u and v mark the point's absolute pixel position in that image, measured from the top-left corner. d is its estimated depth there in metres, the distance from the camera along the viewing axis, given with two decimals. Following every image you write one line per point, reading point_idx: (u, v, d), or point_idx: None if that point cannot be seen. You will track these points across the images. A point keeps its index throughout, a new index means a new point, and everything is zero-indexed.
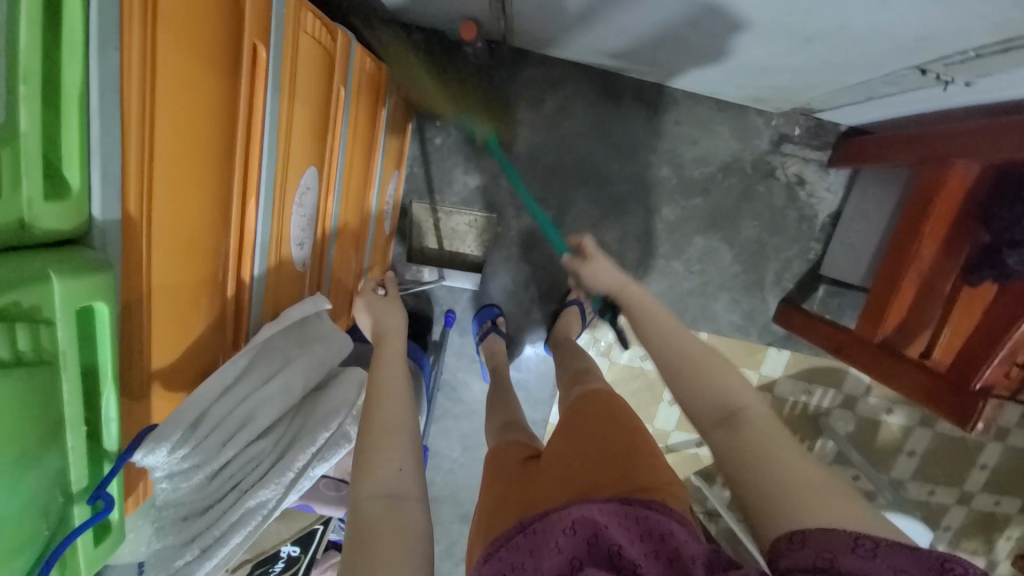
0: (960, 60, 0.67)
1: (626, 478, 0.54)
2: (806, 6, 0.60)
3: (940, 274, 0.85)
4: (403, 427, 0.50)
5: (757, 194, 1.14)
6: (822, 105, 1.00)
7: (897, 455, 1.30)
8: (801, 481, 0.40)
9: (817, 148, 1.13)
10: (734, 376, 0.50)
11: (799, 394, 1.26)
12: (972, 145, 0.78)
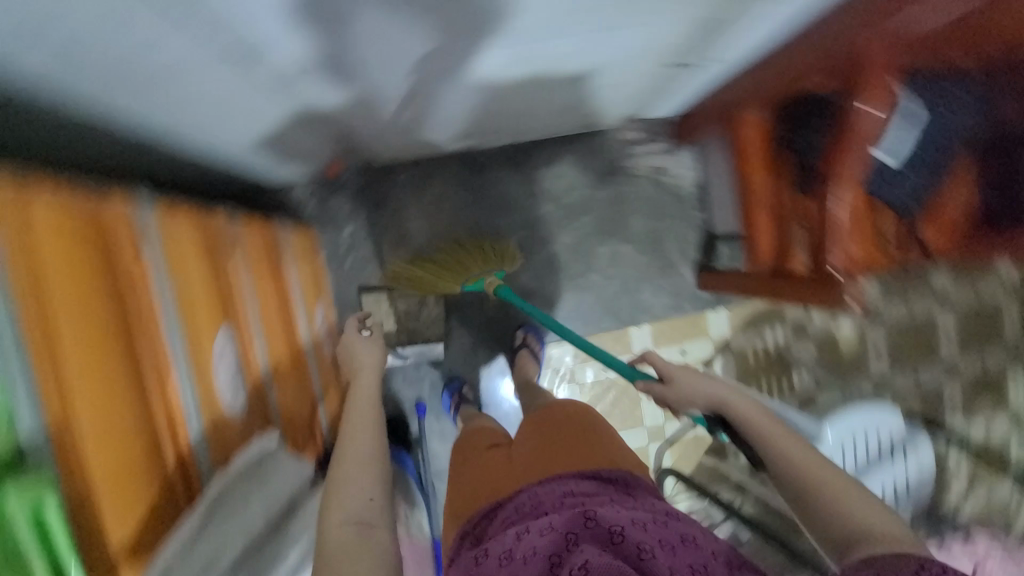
0: (689, 48, 0.84)
1: (601, 456, 0.68)
2: (545, 61, 0.77)
3: (779, 199, 1.00)
4: (372, 463, 0.57)
5: (629, 194, 1.30)
6: (641, 109, 1.19)
7: (869, 358, 1.35)
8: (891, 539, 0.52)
9: (659, 139, 1.30)
10: (869, 507, 0.56)
11: (752, 340, 1.37)
12: (751, 95, 0.95)
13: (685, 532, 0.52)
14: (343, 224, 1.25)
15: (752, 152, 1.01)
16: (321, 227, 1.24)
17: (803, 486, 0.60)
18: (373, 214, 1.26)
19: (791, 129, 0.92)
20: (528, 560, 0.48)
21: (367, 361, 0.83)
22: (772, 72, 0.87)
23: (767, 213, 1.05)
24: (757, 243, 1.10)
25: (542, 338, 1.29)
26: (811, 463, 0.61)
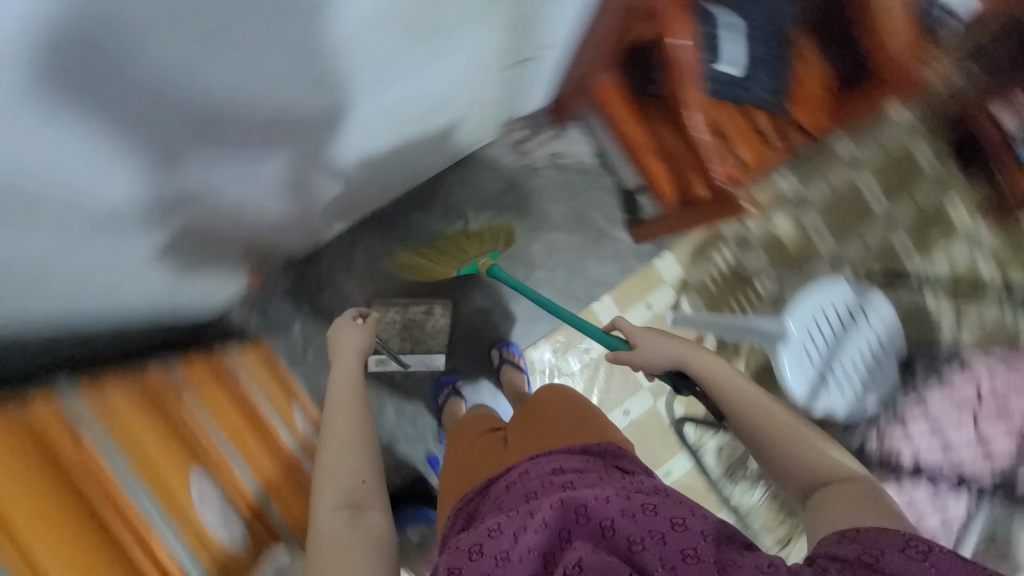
0: (515, 47, 0.90)
1: (587, 434, 0.68)
2: (390, 104, 0.82)
3: (662, 137, 1.07)
4: (355, 446, 0.67)
5: (539, 187, 1.36)
6: (515, 112, 1.24)
7: (816, 240, 1.38)
8: (875, 504, 0.55)
9: (543, 127, 1.34)
10: (829, 454, 0.63)
11: (705, 269, 1.45)
12: (600, 57, 1.01)
13: (677, 515, 0.47)
14: (291, 323, 1.27)
15: (619, 108, 1.11)
16: (272, 335, 1.26)
17: (772, 445, 0.65)
18: (315, 303, 1.28)
19: (644, 76, 1.01)
20: (522, 557, 0.44)
21: (354, 344, 0.85)
22: (620, 30, 0.93)
23: (653, 157, 1.12)
24: (660, 183, 1.16)
25: (516, 348, 1.33)
26: (798, 438, 0.65)
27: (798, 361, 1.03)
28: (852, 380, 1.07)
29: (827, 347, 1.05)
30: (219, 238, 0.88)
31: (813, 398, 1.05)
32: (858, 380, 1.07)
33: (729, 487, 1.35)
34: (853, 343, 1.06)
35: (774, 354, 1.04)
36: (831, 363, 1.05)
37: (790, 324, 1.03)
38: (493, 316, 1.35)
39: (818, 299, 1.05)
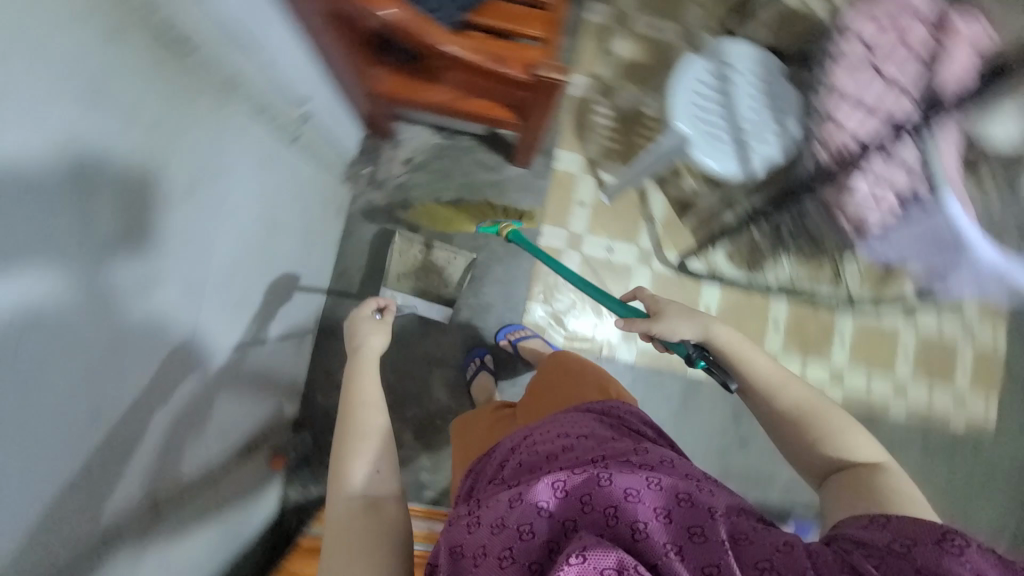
0: (277, 122, 0.88)
1: (593, 388, 0.86)
2: (225, 258, 0.81)
3: (456, 83, 1.02)
4: (373, 433, 0.72)
5: (420, 195, 1.39)
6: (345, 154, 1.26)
7: (655, 41, 1.43)
8: (883, 493, 0.59)
9: (381, 150, 1.37)
10: (862, 438, 0.67)
11: (593, 135, 1.44)
12: (352, 68, 0.96)
13: (683, 491, 0.52)
14: None
15: (400, 80, 1.06)
16: None
17: (797, 424, 0.70)
18: None
19: (394, 52, 0.97)
20: (523, 533, 0.49)
21: (376, 339, 0.90)
22: (343, 44, 0.88)
23: (464, 104, 1.11)
24: (490, 117, 1.15)
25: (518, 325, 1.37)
26: (823, 417, 0.69)
27: (710, 145, 1.01)
28: (764, 126, 1.06)
29: (718, 114, 1.03)
30: (222, 444, 0.94)
31: (753, 166, 1.03)
32: (771, 128, 1.06)
33: (767, 274, 1.44)
34: (738, 100, 1.05)
35: (692, 156, 1.02)
36: (736, 125, 1.03)
37: (683, 127, 1.01)
38: (478, 315, 1.41)
39: (688, 88, 1.03)
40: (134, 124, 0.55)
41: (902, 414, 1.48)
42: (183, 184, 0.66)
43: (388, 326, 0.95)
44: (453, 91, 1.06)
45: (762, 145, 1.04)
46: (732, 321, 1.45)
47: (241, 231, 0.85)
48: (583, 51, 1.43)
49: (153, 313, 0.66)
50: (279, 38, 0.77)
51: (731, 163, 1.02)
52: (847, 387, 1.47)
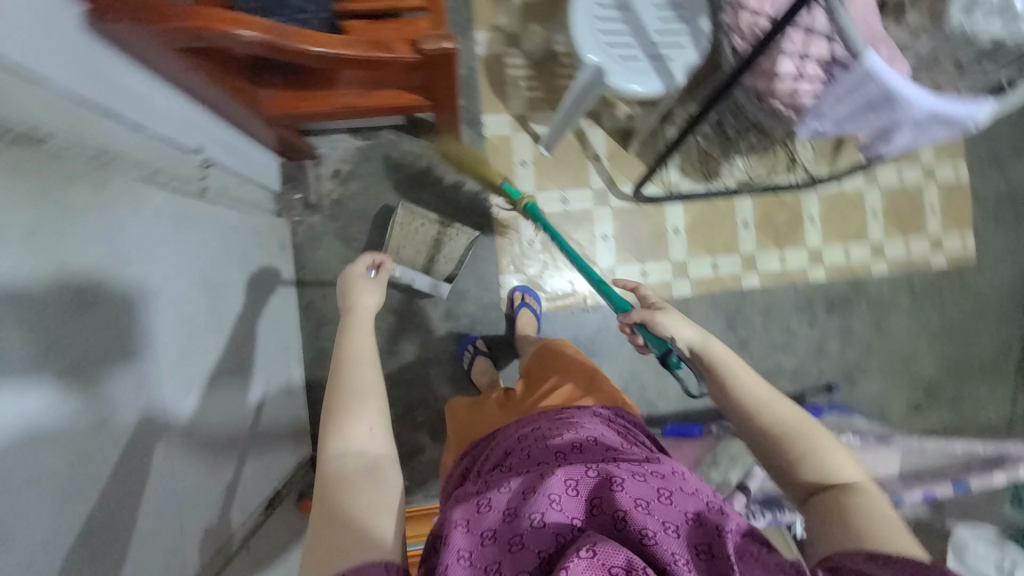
0: (174, 180, 0.82)
1: (599, 392, 0.94)
2: (170, 332, 0.78)
3: (350, 84, 0.94)
4: (371, 390, 0.73)
5: (360, 204, 1.34)
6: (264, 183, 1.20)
7: None
8: (867, 525, 0.53)
9: (306, 169, 1.32)
10: (852, 468, 0.60)
11: (514, 88, 1.37)
12: (233, 93, 0.90)
13: (692, 511, 0.58)
14: None
15: (294, 95, 0.99)
16: None
17: (779, 442, 0.63)
18: None
19: (272, 68, 0.90)
20: (534, 525, 0.55)
21: (370, 296, 0.90)
22: (207, 69, 0.81)
23: (363, 102, 1.03)
24: (396, 106, 1.07)
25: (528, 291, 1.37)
26: (811, 439, 0.62)
27: (625, 68, 0.95)
28: (678, 33, 0.98)
29: (629, 33, 0.96)
30: (243, 504, 0.95)
31: (680, 77, 0.97)
32: (692, 30, 0.98)
33: (722, 177, 1.42)
34: (647, 11, 0.97)
35: (611, 87, 0.96)
36: (650, 39, 0.96)
37: (594, 59, 0.94)
38: (456, 303, 1.40)
39: (593, 16, 0.96)
40: (12, 233, 0.50)
41: (885, 269, 1.51)
42: (97, 273, 0.63)
43: (380, 286, 0.92)
44: (351, 92, 0.99)
45: (686, 55, 0.97)
46: (702, 232, 1.44)
47: (178, 300, 0.81)
48: (477, 4, 1.36)
49: (114, 409, 0.64)
50: (137, 89, 0.75)
51: (655, 79, 0.95)
52: (827, 260, 1.49)
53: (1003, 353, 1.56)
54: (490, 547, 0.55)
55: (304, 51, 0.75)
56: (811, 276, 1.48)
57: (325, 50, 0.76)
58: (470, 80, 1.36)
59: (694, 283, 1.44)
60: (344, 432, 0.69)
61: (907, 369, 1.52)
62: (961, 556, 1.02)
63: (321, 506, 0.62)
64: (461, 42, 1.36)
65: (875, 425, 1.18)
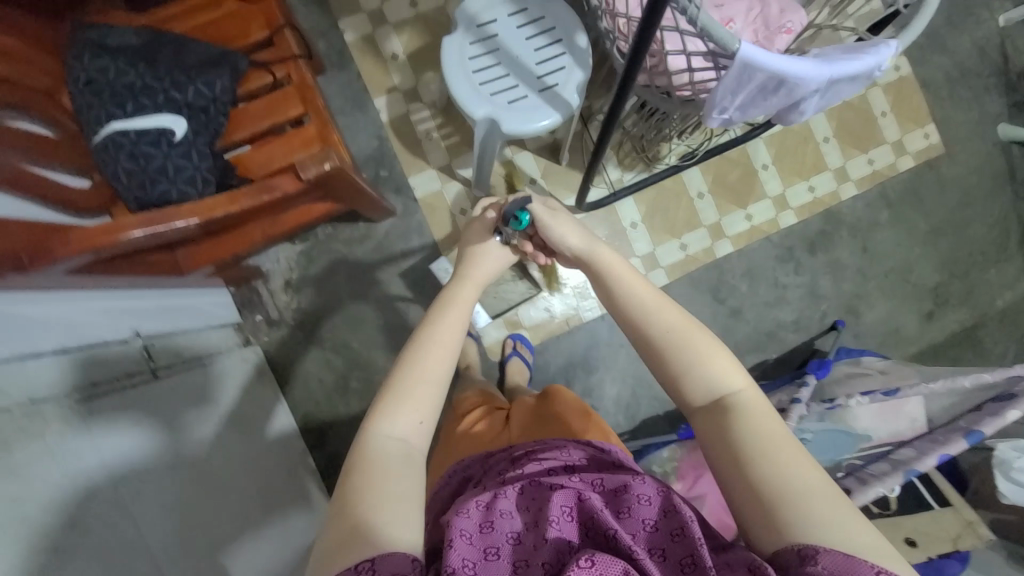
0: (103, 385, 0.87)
1: (593, 432, 0.94)
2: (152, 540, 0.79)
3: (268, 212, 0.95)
4: (435, 381, 0.69)
5: (321, 305, 1.33)
6: (216, 322, 1.21)
7: (422, 20, 1.34)
8: (750, 430, 0.61)
9: (259, 289, 1.31)
10: (731, 368, 0.67)
11: (430, 142, 1.35)
12: (148, 265, 0.88)
13: (675, 526, 0.55)
14: None
15: (212, 244, 0.97)
16: None
17: (670, 356, 0.69)
18: None
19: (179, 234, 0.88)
20: (534, 551, 0.54)
21: (489, 265, 0.85)
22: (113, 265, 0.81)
23: (275, 227, 1.00)
24: (313, 221, 1.06)
25: (524, 338, 1.37)
26: (694, 344, 0.69)
27: (517, 112, 0.92)
28: (557, 54, 0.94)
29: (510, 75, 0.93)
30: None
31: (576, 99, 0.93)
32: (574, 48, 0.94)
33: (664, 158, 1.39)
34: (520, 47, 0.94)
35: (508, 133, 0.93)
36: (533, 74, 0.93)
37: (483, 113, 0.91)
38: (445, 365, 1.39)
39: (471, 70, 0.93)
40: None
41: (854, 190, 1.46)
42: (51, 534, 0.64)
43: (499, 262, 0.86)
44: (265, 226, 0.99)
45: (570, 75, 0.93)
46: (661, 217, 1.40)
47: (160, 494, 0.84)
48: (366, 73, 1.33)
49: None
50: (47, 314, 0.76)
51: (552, 110, 0.92)
52: (794, 201, 1.43)
53: (1000, 233, 1.50)
54: (493, 563, 0.54)
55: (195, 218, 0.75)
56: (783, 222, 1.43)
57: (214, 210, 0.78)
58: (384, 149, 1.34)
59: (669, 269, 1.40)
60: (392, 417, 0.65)
61: (908, 282, 1.47)
62: (1010, 477, 1.00)
63: (344, 488, 0.59)
64: (363, 115, 1.33)
65: (887, 363, 1.15)
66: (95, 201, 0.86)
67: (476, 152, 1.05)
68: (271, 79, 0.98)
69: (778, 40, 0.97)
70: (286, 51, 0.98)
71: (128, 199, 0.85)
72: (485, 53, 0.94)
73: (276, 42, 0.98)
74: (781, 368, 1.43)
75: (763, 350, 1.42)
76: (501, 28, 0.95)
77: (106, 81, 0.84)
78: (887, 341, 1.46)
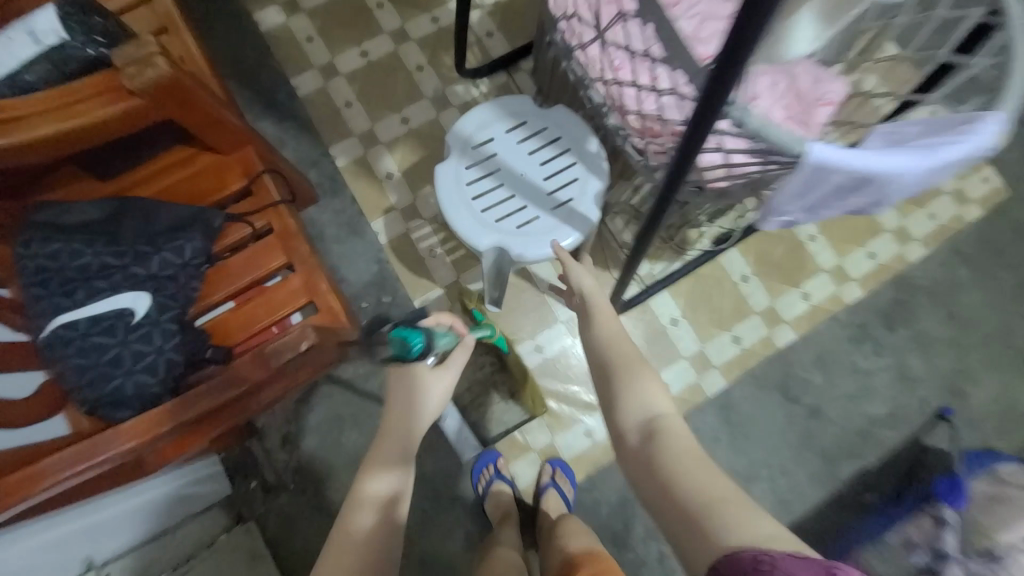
0: None
1: None
2: None
3: (242, 403, 0.81)
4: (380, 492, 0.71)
5: (325, 459, 1.15)
6: (191, 509, 1.04)
7: (415, 134, 1.27)
8: (683, 446, 0.66)
9: (253, 450, 1.14)
10: (661, 391, 0.73)
11: (433, 258, 1.23)
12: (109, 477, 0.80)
13: None
14: None
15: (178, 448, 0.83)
16: None
17: (613, 375, 0.76)
18: None
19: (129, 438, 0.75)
20: None
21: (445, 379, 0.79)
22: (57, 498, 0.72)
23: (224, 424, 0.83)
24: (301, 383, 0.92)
25: (561, 467, 1.15)
26: (632, 367, 0.75)
27: (529, 238, 0.81)
28: (566, 164, 0.84)
29: (516, 196, 0.83)
30: None
31: (596, 212, 0.82)
32: (586, 156, 0.83)
33: (696, 242, 1.21)
34: (523, 163, 0.84)
35: (522, 260, 0.82)
36: (543, 191, 0.83)
37: (491, 243, 0.81)
38: (473, 514, 1.17)
39: (471, 198, 0.82)
40: None
41: (921, 250, 1.26)
42: None
43: (452, 380, 0.80)
44: (234, 417, 0.82)
45: (586, 185, 0.82)
46: (704, 309, 1.22)
47: None
48: (361, 197, 1.25)
49: None
50: None
51: (574, 228, 0.81)
52: (854, 271, 1.24)
53: None
54: None
55: (129, 437, 0.68)
56: (848, 297, 1.23)
57: (157, 419, 0.70)
58: (385, 274, 1.22)
59: (723, 369, 1.19)
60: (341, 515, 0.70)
61: (1015, 348, 1.23)
62: None
63: None
64: (360, 240, 1.23)
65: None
66: (43, 409, 0.73)
67: (486, 279, 0.92)
68: (250, 230, 0.88)
69: (815, 114, 0.84)
70: (265, 198, 0.88)
71: (78, 401, 0.73)
72: (485, 175, 0.83)
73: (256, 191, 0.89)
74: (884, 475, 1.17)
75: (856, 454, 1.17)
76: (500, 145, 0.85)
77: (58, 266, 0.74)
78: (1009, 424, 1.19)
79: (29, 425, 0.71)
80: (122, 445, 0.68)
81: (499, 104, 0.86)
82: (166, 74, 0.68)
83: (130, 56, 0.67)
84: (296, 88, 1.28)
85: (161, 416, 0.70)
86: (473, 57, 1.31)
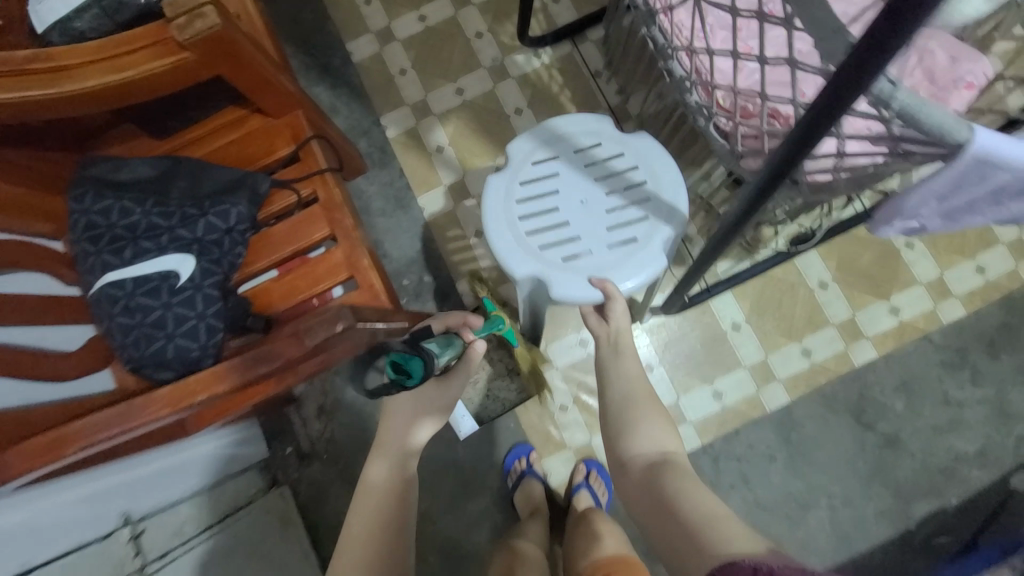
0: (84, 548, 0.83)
1: None
2: None
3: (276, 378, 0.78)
4: (393, 452, 0.75)
5: (358, 434, 1.14)
6: (218, 475, 1.04)
7: (470, 106, 1.20)
8: (686, 477, 0.66)
9: (290, 418, 1.15)
10: (668, 435, 0.73)
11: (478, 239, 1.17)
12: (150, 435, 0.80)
13: None
14: None
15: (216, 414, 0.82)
16: None
17: (627, 414, 0.75)
18: None
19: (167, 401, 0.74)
20: None
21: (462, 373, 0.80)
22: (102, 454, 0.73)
23: (261, 394, 0.81)
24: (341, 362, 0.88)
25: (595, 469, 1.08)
26: (644, 406, 0.75)
27: (578, 275, 0.74)
28: (633, 194, 0.76)
29: (577, 224, 0.76)
30: None
31: (659, 260, 0.75)
32: (657, 187, 0.76)
33: (770, 241, 1.08)
34: (587, 189, 0.77)
35: (580, 299, 0.75)
36: (607, 221, 0.76)
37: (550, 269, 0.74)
38: (501, 507, 1.13)
39: (521, 218, 0.76)
40: None
41: None
42: None
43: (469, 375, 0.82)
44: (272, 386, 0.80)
45: (654, 219, 0.75)
46: (772, 317, 1.10)
47: None
48: (410, 171, 1.20)
49: None
50: None
51: (632, 272, 0.74)
52: (957, 287, 1.08)
53: None
54: None
55: (163, 409, 0.65)
56: (945, 316, 1.07)
57: (191, 394, 0.66)
58: (429, 252, 1.17)
59: (788, 384, 1.08)
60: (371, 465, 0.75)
61: None
62: None
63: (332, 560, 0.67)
64: (406, 216, 1.19)
65: None
66: (90, 364, 0.74)
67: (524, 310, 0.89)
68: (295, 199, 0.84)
69: (954, 98, 0.70)
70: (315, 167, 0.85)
71: (123, 359, 0.73)
72: (545, 196, 0.77)
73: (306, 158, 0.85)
74: (968, 521, 1.02)
75: (936, 492, 1.03)
76: (564, 164, 0.78)
77: (108, 224, 0.73)
78: None
79: (72, 381, 0.71)
80: (156, 417, 0.64)
81: (564, 121, 0.79)
82: (216, 26, 0.64)
83: (181, 6, 0.63)
84: (351, 54, 1.24)
85: (196, 390, 0.67)
86: (537, 25, 1.21)
